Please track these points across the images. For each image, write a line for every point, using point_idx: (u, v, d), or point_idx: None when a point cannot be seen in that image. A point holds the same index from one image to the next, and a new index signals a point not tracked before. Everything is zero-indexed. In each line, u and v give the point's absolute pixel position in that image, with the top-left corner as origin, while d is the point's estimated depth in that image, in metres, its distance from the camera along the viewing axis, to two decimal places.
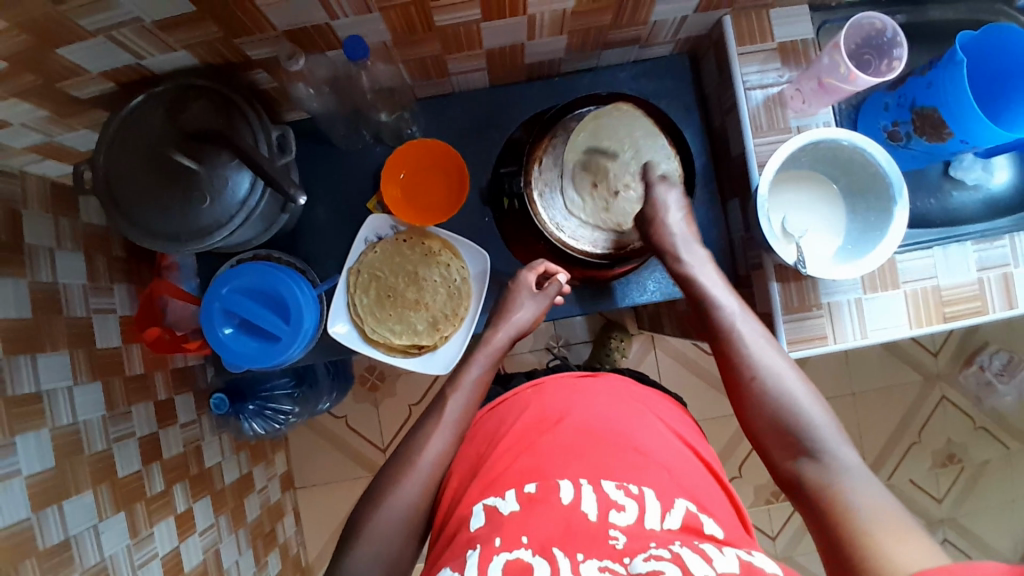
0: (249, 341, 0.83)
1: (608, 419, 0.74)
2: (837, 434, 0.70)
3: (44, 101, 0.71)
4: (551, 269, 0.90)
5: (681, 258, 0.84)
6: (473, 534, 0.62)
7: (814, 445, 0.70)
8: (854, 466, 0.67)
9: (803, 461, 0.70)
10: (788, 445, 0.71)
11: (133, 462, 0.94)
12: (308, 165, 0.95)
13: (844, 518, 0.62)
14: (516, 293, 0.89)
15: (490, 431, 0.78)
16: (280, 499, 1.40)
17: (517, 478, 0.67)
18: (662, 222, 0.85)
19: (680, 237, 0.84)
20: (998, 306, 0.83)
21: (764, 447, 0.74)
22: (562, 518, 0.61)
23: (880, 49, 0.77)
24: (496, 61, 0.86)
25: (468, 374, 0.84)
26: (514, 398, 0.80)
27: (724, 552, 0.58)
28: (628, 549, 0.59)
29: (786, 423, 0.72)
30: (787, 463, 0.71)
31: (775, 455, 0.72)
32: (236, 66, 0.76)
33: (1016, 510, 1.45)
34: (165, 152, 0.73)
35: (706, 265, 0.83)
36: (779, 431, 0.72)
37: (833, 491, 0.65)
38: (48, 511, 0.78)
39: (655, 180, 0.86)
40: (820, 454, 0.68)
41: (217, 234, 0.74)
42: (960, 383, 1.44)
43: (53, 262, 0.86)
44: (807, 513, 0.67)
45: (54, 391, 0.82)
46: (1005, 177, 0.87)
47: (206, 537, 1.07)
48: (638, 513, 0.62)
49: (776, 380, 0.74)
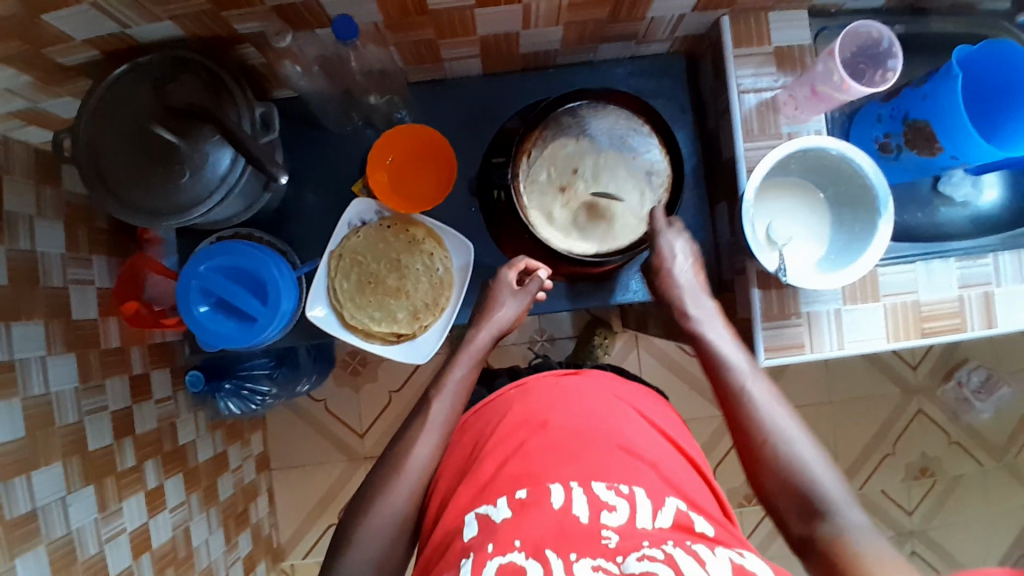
0: (226, 320, 0.82)
1: (595, 418, 0.73)
2: (849, 495, 0.69)
3: (28, 66, 0.69)
4: (532, 265, 0.88)
5: (689, 315, 0.83)
6: (467, 543, 0.62)
7: (827, 508, 0.68)
8: (867, 528, 0.66)
9: (817, 525, 0.68)
10: (797, 504, 0.70)
11: (105, 435, 0.93)
12: (295, 145, 0.93)
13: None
14: (497, 292, 0.88)
15: (476, 434, 0.77)
16: (255, 479, 1.40)
17: (508, 483, 0.66)
18: (663, 254, 0.84)
19: (688, 290, 0.84)
20: (977, 324, 0.83)
21: (776, 512, 0.73)
22: (553, 521, 0.61)
23: (876, 58, 0.76)
24: (491, 50, 0.85)
25: (452, 375, 0.82)
26: (500, 399, 0.79)
27: (716, 553, 0.58)
28: (621, 547, 0.58)
29: (799, 486, 0.71)
30: (802, 526, 0.70)
31: (790, 520, 0.71)
32: (224, 40, 0.75)
33: (986, 525, 1.46)
34: (148, 126, 0.72)
35: (715, 320, 0.82)
36: (792, 494, 0.71)
37: (853, 555, 0.64)
38: (16, 481, 0.77)
39: (665, 224, 0.85)
40: (824, 508, 0.69)
41: (196, 210, 0.72)
42: (938, 397, 1.45)
43: (32, 230, 0.84)
44: (822, 574, 0.66)
45: (28, 361, 0.81)
46: (994, 196, 0.87)
47: (177, 514, 1.06)
48: (629, 513, 0.62)
49: (788, 443, 0.73)
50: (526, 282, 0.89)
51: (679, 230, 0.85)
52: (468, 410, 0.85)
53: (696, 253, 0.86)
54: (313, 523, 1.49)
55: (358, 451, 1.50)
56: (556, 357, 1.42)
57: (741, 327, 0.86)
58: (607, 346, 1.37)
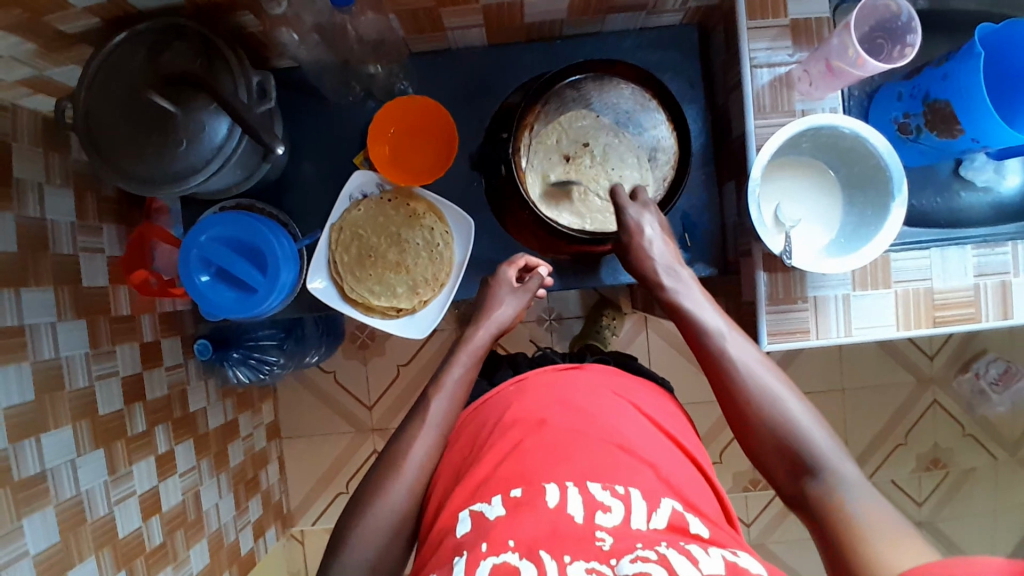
0: (226, 291, 0.83)
1: (594, 416, 0.73)
2: (836, 448, 0.68)
3: (31, 35, 0.69)
4: (532, 263, 0.91)
5: (665, 285, 0.82)
6: (459, 541, 0.62)
7: (812, 461, 0.68)
8: (858, 480, 0.65)
9: (804, 478, 0.68)
10: (787, 462, 0.69)
11: (115, 400, 0.95)
12: (298, 117, 0.93)
13: (850, 532, 0.60)
14: (496, 289, 0.89)
15: (473, 432, 0.78)
16: (265, 447, 1.42)
17: (502, 483, 0.66)
18: (631, 227, 0.82)
19: (663, 264, 0.82)
20: (992, 315, 0.79)
21: (764, 468, 0.72)
22: (547, 523, 0.61)
23: (894, 33, 0.73)
24: (494, 19, 0.83)
25: (451, 373, 0.82)
26: (498, 396, 0.80)
27: (710, 552, 0.59)
28: (615, 549, 0.59)
29: (784, 442, 0.70)
30: (791, 482, 0.69)
31: (780, 475, 0.70)
32: (222, 7, 0.74)
33: (999, 519, 1.43)
34: (144, 94, 0.71)
35: (692, 289, 0.81)
36: (777, 451, 0.70)
37: (840, 507, 0.63)
38: (25, 443, 0.79)
39: (627, 202, 0.83)
40: (810, 463, 0.68)
41: (192, 179, 0.73)
42: (953, 388, 1.42)
43: (41, 197, 0.85)
44: (813, 529, 0.65)
45: (37, 326, 0.83)
46: (1016, 182, 0.83)
47: (186, 478, 1.09)
48: (623, 513, 0.63)
49: (769, 400, 0.72)
50: (526, 278, 0.90)
51: (645, 205, 0.83)
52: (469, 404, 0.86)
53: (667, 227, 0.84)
54: (321, 492, 1.52)
55: (366, 424, 1.52)
56: (564, 336, 1.42)
57: (745, 311, 0.84)
58: (614, 327, 1.36)
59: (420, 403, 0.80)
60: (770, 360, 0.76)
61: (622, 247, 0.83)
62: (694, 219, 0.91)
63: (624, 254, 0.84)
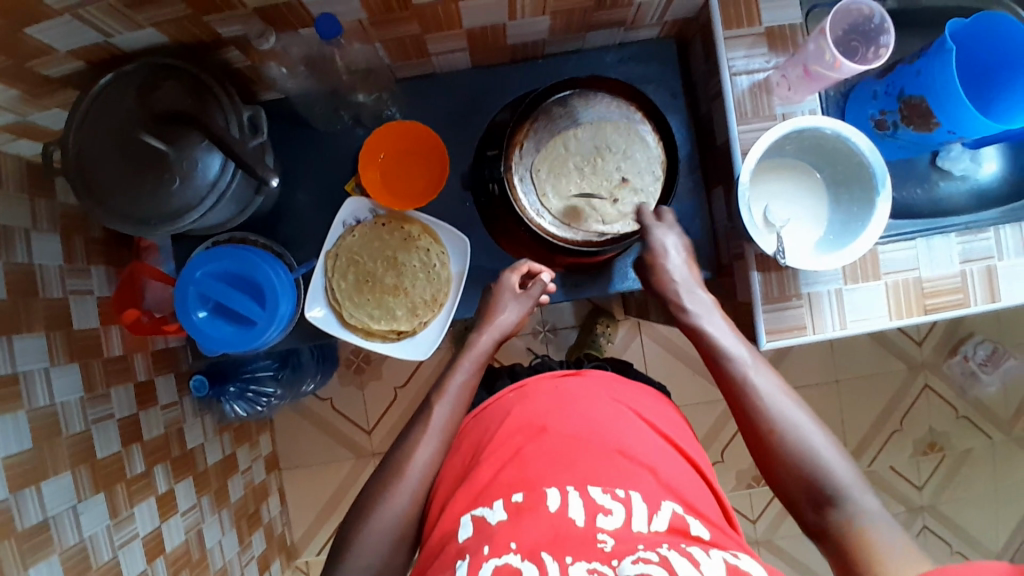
0: (225, 325, 0.82)
1: (595, 422, 0.74)
2: (860, 479, 0.69)
3: (14, 81, 0.69)
4: (534, 269, 0.91)
5: (687, 308, 0.83)
6: (462, 546, 0.63)
7: (837, 494, 0.68)
8: (881, 514, 0.67)
9: (829, 512, 0.68)
10: (811, 495, 0.70)
11: (112, 443, 0.93)
12: (287, 148, 0.93)
13: (881, 574, 0.61)
14: (499, 296, 0.89)
15: (476, 440, 0.77)
16: (265, 480, 1.41)
17: (504, 488, 0.67)
18: (656, 248, 0.85)
19: (682, 283, 0.85)
20: (980, 298, 0.82)
21: (788, 502, 0.72)
22: (550, 526, 0.62)
23: (867, 35, 0.75)
24: (478, 42, 0.84)
25: (454, 380, 0.83)
26: (500, 401, 0.80)
27: (711, 554, 0.60)
28: (616, 551, 0.59)
29: (809, 477, 0.70)
30: (814, 518, 0.70)
31: (802, 509, 0.71)
32: (208, 44, 0.74)
33: (997, 498, 1.46)
34: (135, 134, 0.71)
35: (714, 314, 0.82)
36: (801, 484, 0.71)
37: (869, 546, 0.64)
38: (26, 492, 0.77)
39: (654, 223, 0.85)
40: (834, 495, 0.69)
41: (187, 217, 0.72)
42: (944, 372, 1.45)
43: (29, 243, 0.84)
44: (840, 565, 0.66)
45: (32, 373, 0.81)
46: (993, 168, 0.86)
47: (189, 517, 1.07)
48: (625, 516, 0.63)
49: (795, 432, 0.73)
50: (529, 286, 0.90)
51: (670, 226, 0.86)
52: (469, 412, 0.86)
53: (690, 251, 0.87)
54: (325, 522, 1.50)
55: (367, 449, 1.51)
56: (561, 347, 1.42)
57: (741, 311, 0.86)
58: (609, 334, 1.37)
59: (424, 408, 0.81)
60: (792, 390, 0.77)
61: (644, 264, 0.87)
62: (685, 225, 0.93)
63: (644, 272, 0.87)
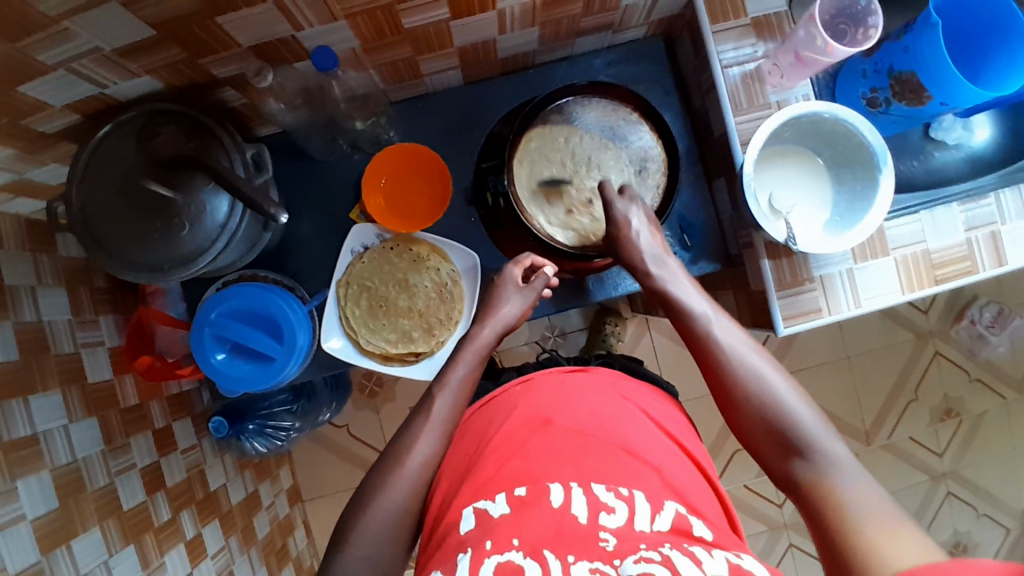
0: (244, 364, 0.82)
1: (598, 417, 0.74)
2: (826, 428, 0.70)
3: (11, 139, 0.68)
4: (538, 263, 0.90)
5: (653, 275, 0.82)
6: (463, 538, 0.63)
7: (803, 444, 0.69)
8: (844, 461, 0.67)
9: (795, 462, 0.69)
10: (777, 444, 0.71)
11: (137, 493, 0.92)
12: (288, 181, 0.93)
13: (846, 524, 0.62)
14: (502, 288, 0.88)
15: (479, 431, 0.77)
16: (290, 513, 1.39)
17: (507, 482, 0.67)
18: (619, 221, 0.83)
19: (650, 253, 0.82)
20: (987, 265, 0.83)
21: (753, 451, 0.73)
22: (551, 522, 0.62)
23: (855, 17, 0.76)
24: (468, 59, 0.85)
25: (455, 372, 0.82)
26: (504, 394, 0.80)
27: (714, 554, 0.59)
28: (618, 550, 0.60)
29: (772, 421, 0.71)
30: (780, 464, 0.70)
31: (767, 457, 0.72)
32: (204, 86, 0.74)
33: (1016, 456, 1.47)
34: (140, 183, 0.71)
35: (679, 275, 0.82)
36: (765, 432, 0.72)
37: (832, 495, 0.65)
38: (57, 552, 0.76)
39: (615, 197, 0.83)
40: (800, 446, 0.69)
41: (202, 260, 0.72)
42: (953, 338, 1.46)
43: (36, 300, 0.83)
44: (804, 513, 0.67)
45: (51, 431, 0.81)
46: (985, 134, 0.87)
47: (219, 560, 1.05)
48: (628, 514, 0.63)
49: (760, 383, 0.73)
50: (532, 278, 0.89)
51: (632, 199, 0.84)
52: (472, 404, 0.85)
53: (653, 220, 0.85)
54: None
55: None
56: (570, 350, 1.43)
57: (756, 300, 0.86)
58: (619, 334, 1.38)
59: (425, 400, 0.80)
60: (757, 343, 0.78)
61: (612, 241, 0.83)
62: (690, 218, 0.94)
63: (616, 252, 0.83)
